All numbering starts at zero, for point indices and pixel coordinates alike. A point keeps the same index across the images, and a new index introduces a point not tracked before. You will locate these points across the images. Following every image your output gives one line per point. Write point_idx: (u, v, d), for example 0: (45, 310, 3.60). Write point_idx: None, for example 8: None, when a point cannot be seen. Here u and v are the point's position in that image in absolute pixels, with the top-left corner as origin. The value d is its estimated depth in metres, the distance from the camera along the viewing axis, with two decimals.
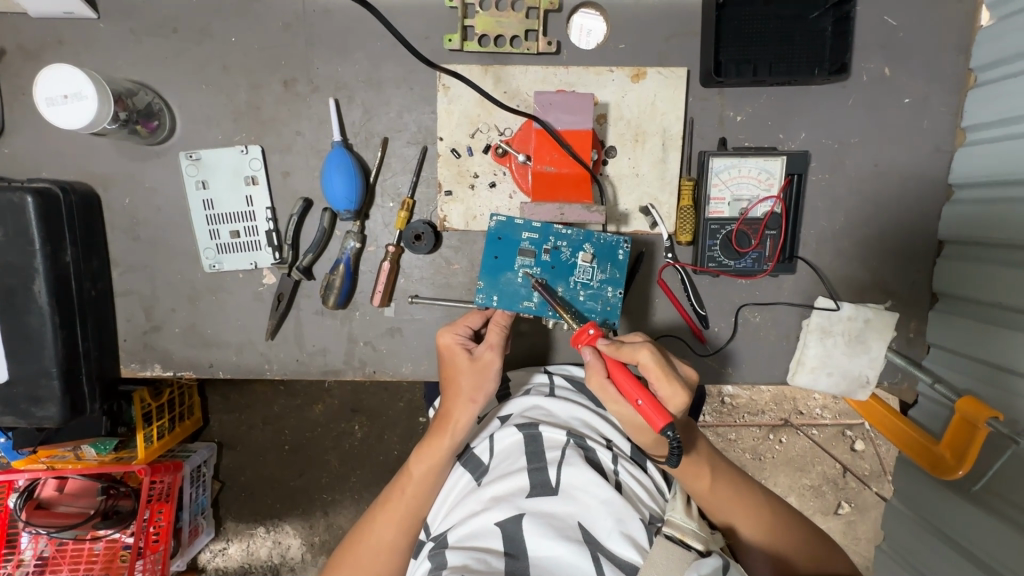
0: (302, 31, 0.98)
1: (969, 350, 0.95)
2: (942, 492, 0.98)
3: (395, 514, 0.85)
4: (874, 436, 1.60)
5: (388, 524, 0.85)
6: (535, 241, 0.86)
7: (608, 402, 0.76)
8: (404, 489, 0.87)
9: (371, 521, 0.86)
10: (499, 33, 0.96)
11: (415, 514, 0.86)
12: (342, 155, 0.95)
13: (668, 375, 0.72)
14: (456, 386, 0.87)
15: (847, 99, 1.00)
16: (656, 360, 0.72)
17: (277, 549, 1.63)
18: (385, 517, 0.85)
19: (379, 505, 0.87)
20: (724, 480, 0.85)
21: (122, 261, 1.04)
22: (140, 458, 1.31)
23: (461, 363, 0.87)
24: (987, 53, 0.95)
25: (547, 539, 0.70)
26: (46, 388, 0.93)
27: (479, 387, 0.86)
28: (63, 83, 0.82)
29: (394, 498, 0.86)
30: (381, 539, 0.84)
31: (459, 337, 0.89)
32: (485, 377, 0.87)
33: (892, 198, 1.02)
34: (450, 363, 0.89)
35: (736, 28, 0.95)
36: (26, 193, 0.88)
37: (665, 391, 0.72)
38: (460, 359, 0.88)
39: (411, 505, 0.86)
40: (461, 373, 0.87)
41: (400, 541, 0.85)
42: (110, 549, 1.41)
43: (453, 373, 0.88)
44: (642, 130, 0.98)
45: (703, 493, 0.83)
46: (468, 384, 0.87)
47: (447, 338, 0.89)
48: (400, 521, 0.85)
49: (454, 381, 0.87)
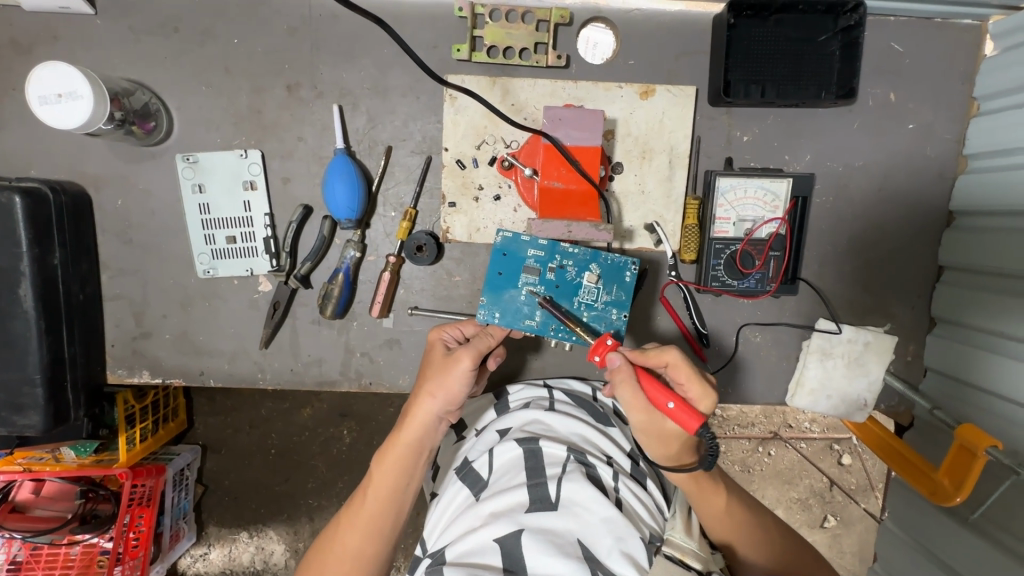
0: (308, 36, 0.96)
1: (968, 377, 0.96)
2: (938, 516, 0.99)
3: (356, 515, 0.83)
4: (861, 451, 1.61)
5: (349, 524, 0.83)
6: (540, 258, 0.85)
7: (634, 409, 0.73)
8: (366, 490, 0.85)
9: (338, 520, 0.85)
10: (507, 45, 0.94)
11: (375, 515, 0.83)
12: (345, 163, 0.93)
13: (695, 372, 0.75)
14: (422, 385, 0.85)
15: (852, 123, 1.00)
16: (684, 359, 0.76)
17: (260, 555, 1.59)
18: (349, 516, 0.84)
19: (348, 505, 0.86)
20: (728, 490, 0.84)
21: (112, 264, 1.01)
22: (122, 461, 1.25)
23: (433, 358, 0.86)
24: (991, 82, 0.96)
25: (547, 556, 0.68)
26: (28, 395, 0.90)
27: (443, 382, 0.83)
28: (57, 81, 0.79)
29: (358, 497, 0.85)
30: (343, 539, 0.83)
31: (445, 335, 0.89)
32: (446, 376, 0.83)
33: (894, 221, 1.03)
34: (426, 359, 0.88)
35: (746, 48, 0.95)
36: (15, 194, 0.85)
37: (693, 390, 0.75)
38: (434, 354, 0.87)
39: (372, 504, 0.83)
40: (430, 367, 0.85)
41: (359, 543, 0.82)
42: (88, 554, 1.34)
43: (426, 368, 0.87)
44: (649, 147, 0.97)
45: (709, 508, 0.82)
46: (432, 377, 0.84)
47: (433, 335, 0.89)
48: (358, 522, 0.83)
49: (423, 376, 0.86)
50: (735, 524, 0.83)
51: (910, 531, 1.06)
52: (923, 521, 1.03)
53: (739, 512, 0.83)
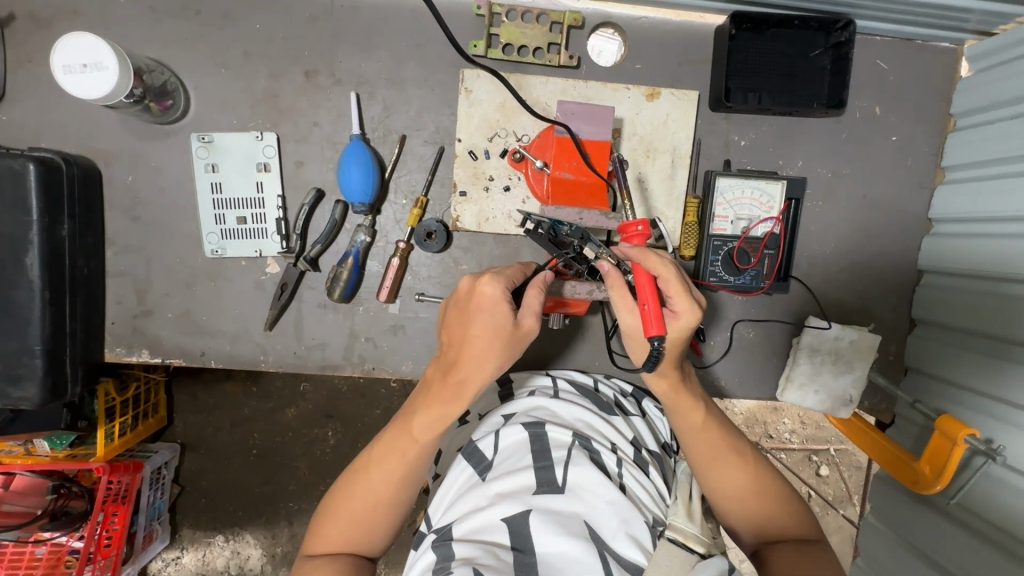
0: (329, 25, 0.99)
1: (947, 374, 1.01)
2: (919, 509, 1.04)
3: (392, 473, 0.78)
4: (839, 461, 1.66)
5: (383, 482, 0.78)
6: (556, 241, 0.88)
7: (622, 309, 0.77)
8: (406, 450, 0.78)
9: (365, 482, 0.78)
10: (522, 44, 0.99)
11: (414, 475, 0.79)
12: (361, 148, 0.95)
13: (686, 290, 0.74)
14: (485, 354, 0.75)
15: (841, 133, 1.07)
16: (677, 274, 0.74)
17: (235, 560, 1.54)
18: (380, 477, 0.78)
19: (371, 465, 0.78)
20: (711, 412, 0.85)
21: (118, 240, 1.00)
22: (99, 455, 1.21)
23: (495, 324, 0.74)
24: (967, 101, 1.03)
25: (555, 535, 0.69)
26: (26, 367, 0.88)
27: (510, 354, 0.77)
28: (84, 52, 0.82)
29: (392, 462, 0.78)
30: (375, 495, 0.78)
31: (505, 292, 0.75)
32: (517, 346, 0.77)
33: (878, 227, 1.09)
34: (481, 319, 0.75)
35: (746, 57, 1.01)
36: (29, 160, 0.85)
37: (680, 304, 0.74)
38: (498, 319, 0.74)
39: (412, 470, 0.79)
40: (495, 336, 0.75)
41: (395, 498, 0.79)
42: (54, 554, 1.29)
43: (487, 332, 0.75)
44: (653, 146, 1.03)
45: (688, 424, 0.84)
46: (500, 349, 0.75)
47: (491, 289, 0.75)
48: (397, 480, 0.78)
49: (480, 344, 0.75)
50: (719, 457, 0.83)
51: (892, 527, 1.10)
52: (905, 517, 1.07)
53: (718, 432, 0.84)
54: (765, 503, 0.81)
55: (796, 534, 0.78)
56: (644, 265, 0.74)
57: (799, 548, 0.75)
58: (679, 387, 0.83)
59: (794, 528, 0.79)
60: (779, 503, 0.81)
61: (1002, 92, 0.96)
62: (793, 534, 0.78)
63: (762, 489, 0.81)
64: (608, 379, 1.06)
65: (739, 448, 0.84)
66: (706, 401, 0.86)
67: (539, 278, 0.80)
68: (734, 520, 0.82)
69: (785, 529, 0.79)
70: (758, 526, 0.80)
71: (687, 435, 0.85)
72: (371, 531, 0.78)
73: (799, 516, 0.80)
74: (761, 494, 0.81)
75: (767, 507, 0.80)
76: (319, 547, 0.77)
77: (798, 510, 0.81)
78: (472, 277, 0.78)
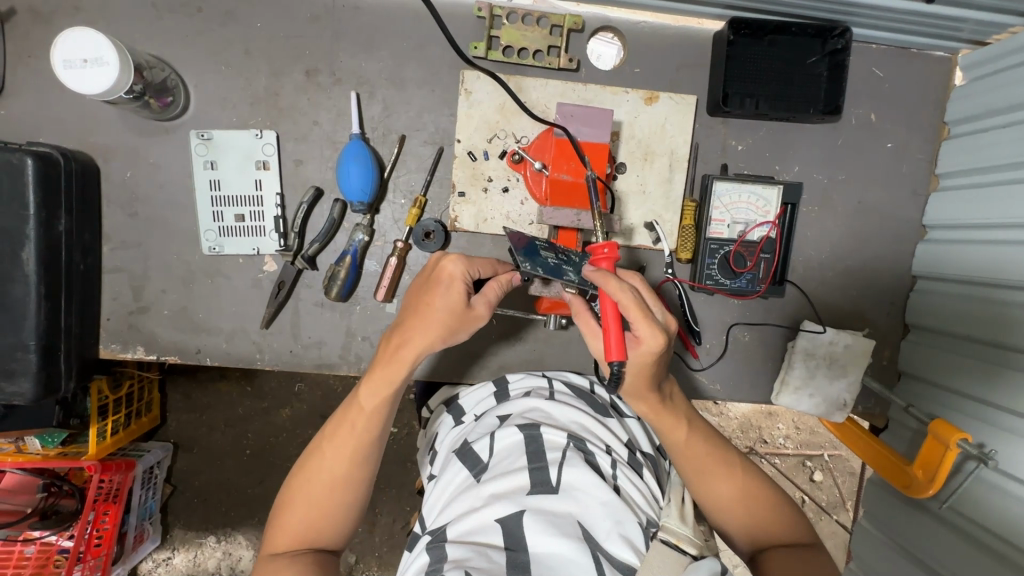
0: (331, 24, 0.99)
1: (940, 380, 1.02)
2: (913, 513, 1.04)
3: (344, 449, 0.78)
4: (832, 466, 1.67)
5: (337, 459, 0.78)
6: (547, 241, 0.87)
7: (589, 336, 0.79)
8: (353, 422, 0.79)
9: (318, 461, 0.79)
10: (522, 46, 1.00)
11: (368, 453, 0.79)
12: (361, 147, 0.95)
13: (647, 317, 0.71)
14: (431, 326, 0.78)
15: (837, 139, 1.08)
16: (636, 300, 0.71)
17: (227, 561, 1.53)
18: (333, 454, 0.78)
19: (324, 445, 0.79)
20: (696, 426, 0.85)
21: (115, 236, 1.00)
22: (90, 454, 1.21)
23: (448, 301, 0.78)
24: (961, 109, 1.05)
25: (549, 535, 0.67)
26: (20, 362, 0.87)
27: (457, 335, 0.80)
28: (84, 47, 0.82)
29: (342, 436, 0.79)
30: (329, 474, 0.78)
31: (466, 274, 0.79)
32: (465, 326, 0.80)
33: (872, 234, 1.10)
34: (437, 295, 0.78)
35: (743, 63, 1.01)
36: (27, 155, 0.84)
37: (642, 331, 0.72)
38: (451, 297, 0.78)
39: (364, 447, 0.79)
40: (439, 312, 0.78)
41: (347, 477, 0.78)
42: (43, 553, 1.28)
43: (436, 306, 0.78)
44: (651, 149, 1.03)
45: (674, 441, 0.84)
46: (447, 327, 0.78)
47: (452, 268, 0.78)
48: (348, 456, 0.78)
49: (429, 316, 0.78)
50: (707, 468, 0.83)
51: (885, 532, 1.10)
52: (899, 522, 1.07)
53: (703, 444, 0.84)
54: (756, 509, 0.81)
55: (788, 537, 0.79)
56: (605, 291, 0.73)
57: (792, 554, 0.75)
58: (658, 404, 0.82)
59: (786, 533, 0.79)
60: (771, 510, 0.81)
61: (995, 101, 0.97)
62: (786, 541, 0.78)
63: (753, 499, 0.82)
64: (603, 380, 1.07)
65: (727, 458, 0.84)
66: (689, 417, 0.85)
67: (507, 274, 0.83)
68: (730, 529, 0.82)
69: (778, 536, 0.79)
70: (757, 533, 0.80)
71: (675, 452, 0.84)
72: (328, 516, 0.78)
73: (791, 520, 0.81)
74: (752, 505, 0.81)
75: (758, 517, 0.81)
76: (283, 542, 0.76)
77: (789, 515, 0.81)
78: (439, 255, 0.82)
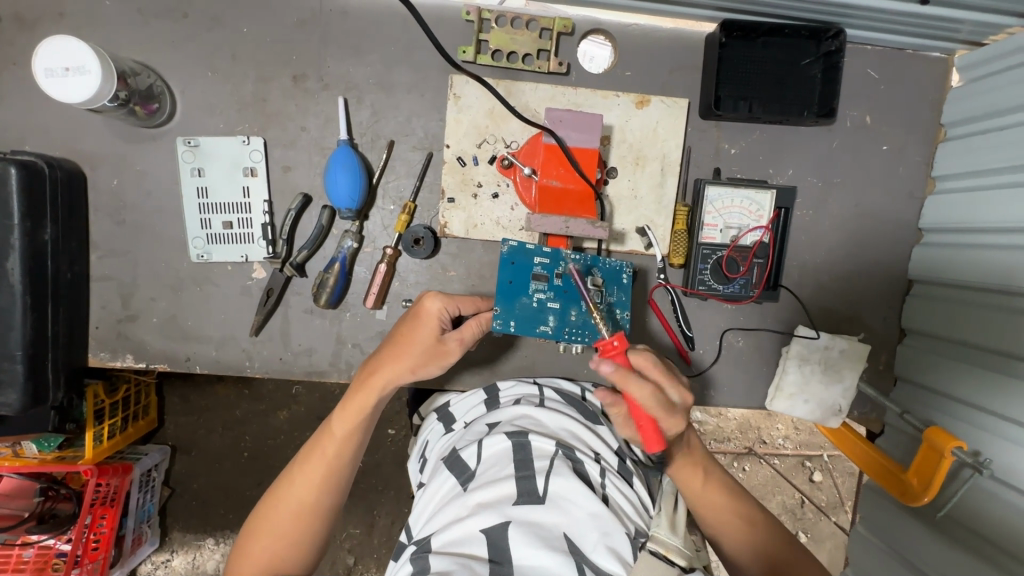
0: (317, 29, 0.98)
1: (936, 385, 1.01)
2: (910, 520, 1.03)
3: (313, 474, 0.79)
4: (831, 467, 1.66)
5: (305, 484, 0.79)
6: (546, 265, 0.87)
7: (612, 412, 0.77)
8: (324, 448, 0.80)
9: (287, 485, 0.79)
10: (512, 50, 0.99)
11: (337, 477, 0.81)
12: (348, 154, 0.95)
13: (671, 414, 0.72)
14: (403, 357, 0.83)
15: (832, 141, 1.07)
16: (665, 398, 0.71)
17: (225, 563, 1.53)
18: (301, 480, 0.79)
19: (294, 471, 0.80)
20: (713, 475, 0.88)
21: (102, 244, 1.00)
22: (87, 458, 1.20)
23: (422, 336, 0.83)
24: (958, 110, 1.03)
25: (533, 548, 0.67)
26: (8, 372, 0.87)
27: (429, 368, 0.84)
28: (66, 56, 0.81)
29: (312, 463, 0.80)
30: (297, 499, 0.78)
31: (443, 312, 0.84)
32: (437, 361, 0.84)
33: (869, 236, 1.09)
34: (414, 329, 0.84)
35: (736, 66, 1.00)
36: (11, 164, 0.84)
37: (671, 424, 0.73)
38: (426, 333, 0.83)
39: (334, 471, 0.80)
40: (413, 345, 0.83)
41: (317, 502, 0.79)
42: (42, 556, 1.28)
43: (412, 341, 0.83)
44: (642, 154, 1.02)
45: (695, 488, 0.86)
46: (419, 360, 0.83)
47: (429, 305, 0.84)
48: (317, 481, 0.79)
49: (403, 349, 0.83)
50: (721, 510, 0.86)
51: (882, 537, 1.09)
52: (897, 527, 1.06)
53: (720, 491, 0.87)
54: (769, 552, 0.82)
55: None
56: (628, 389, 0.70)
57: None
58: (682, 454, 0.86)
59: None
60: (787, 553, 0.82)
61: (993, 101, 0.96)
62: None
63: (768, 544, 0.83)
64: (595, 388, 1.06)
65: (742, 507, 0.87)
66: (708, 468, 0.88)
67: (484, 313, 0.88)
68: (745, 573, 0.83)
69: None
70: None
71: (694, 500, 0.87)
72: (295, 541, 0.78)
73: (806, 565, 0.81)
74: (770, 559, 0.82)
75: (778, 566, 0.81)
76: (246, 566, 0.76)
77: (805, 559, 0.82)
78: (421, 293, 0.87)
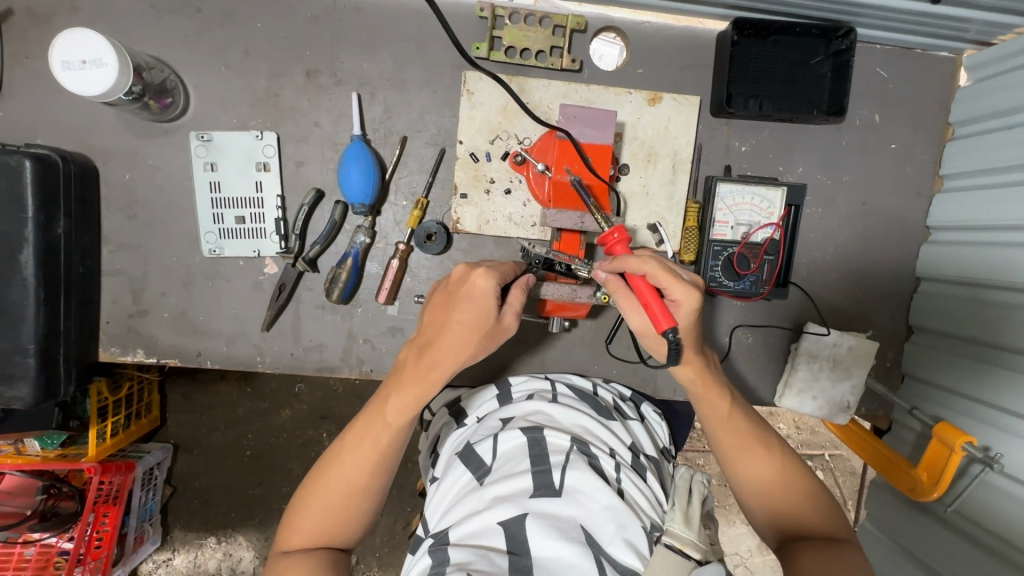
0: (330, 25, 0.98)
1: (944, 381, 1.02)
2: (918, 516, 1.04)
3: (365, 461, 0.77)
4: (833, 466, 1.66)
5: (356, 469, 0.77)
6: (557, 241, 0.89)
7: (631, 312, 0.78)
8: (378, 436, 0.78)
9: (335, 467, 0.77)
10: (524, 47, 0.99)
11: (386, 462, 0.79)
12: (362, 149, 0.95)
13: (677, 278, 0.72)
14: (459, 339, 0.78)
15: (841, 140, 1.08)
16: (662, 266, 0.72)
17: (227, 562, 1.52)
18: (353, 465, 0.77)
19: (342, 452, 0.78)
20: (737, 405, 0.84)
21: (114, 239, 1.00)
22: (89, 456, 1.20)
23: (478, 318, 0.78)
24: (965, 110, 1.04)
25: (551, 539, 0.67)
26: (19, 366, 0.86)
27: (485, 347, 0.81)
28: (83, 48, 0.81)
29: (364, 449, 0.77)
30: (348, 482, 0.77)
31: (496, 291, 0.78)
32: (494, 340, 0.81)
33: (876, 235, 1.10)
34: (467, 309, 0.78)
35: (747, 63, 1.01)
36: (25, 157, 0.83)
37: (678, 292, 0.73)
38: (483, 315, 0.78)
39: (386, 455, 0.78)
40: (472, 328, 0.78)
41: (368, 486, 0.78)
42: (44, 555, 1.27)
43: (468, 322, 0.78)
44: (654, 150, 1.03)
45: (717, 414, 0.83)
46: (478, 341, 0.79)
47: (484, 284, 0.78)
48: (369, 467, 0.77)
49: (459, 332, 0.78)
50: (741, 440, 0.81)
51: (889, 534, 1.10)
52: (904, 524, 1.07)
53: (743, 421, 0.82)
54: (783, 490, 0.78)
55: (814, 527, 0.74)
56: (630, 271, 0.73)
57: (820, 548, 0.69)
58: (705, 376, 0.83)
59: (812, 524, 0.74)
60: (803, 495, 0.77)
61: (1000, 101, 0.97)
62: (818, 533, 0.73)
63: (786, 492, 0.78)
64: (607, 383, 1.06)
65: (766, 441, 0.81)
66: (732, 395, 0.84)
67: (523, 279, 0.84)
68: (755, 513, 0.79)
69: (813, 531, 0.74)
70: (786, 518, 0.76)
71: (714, 426, 0.83)
72: (345, 521, 0.77)
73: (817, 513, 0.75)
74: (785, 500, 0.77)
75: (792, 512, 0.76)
76: (295, 545, 0.75)
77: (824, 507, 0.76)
78: (469, 267, 0.81)
